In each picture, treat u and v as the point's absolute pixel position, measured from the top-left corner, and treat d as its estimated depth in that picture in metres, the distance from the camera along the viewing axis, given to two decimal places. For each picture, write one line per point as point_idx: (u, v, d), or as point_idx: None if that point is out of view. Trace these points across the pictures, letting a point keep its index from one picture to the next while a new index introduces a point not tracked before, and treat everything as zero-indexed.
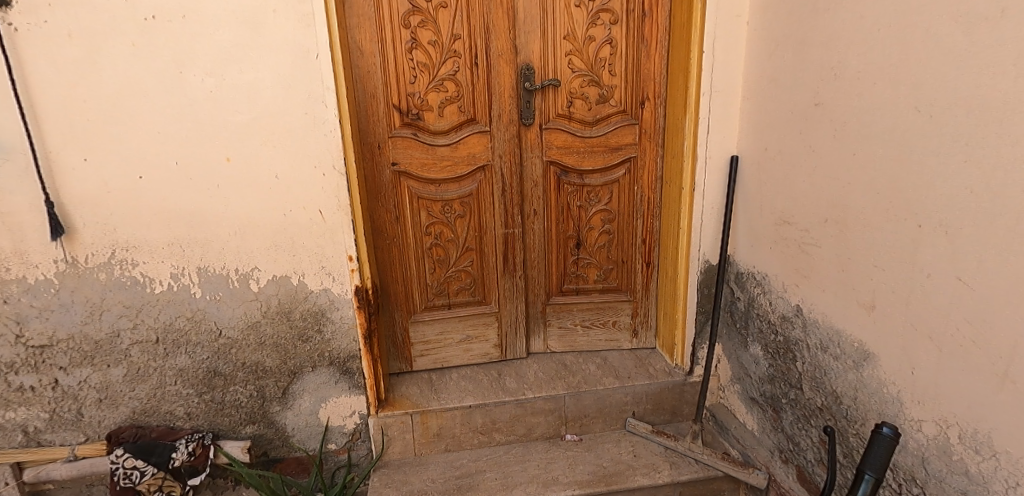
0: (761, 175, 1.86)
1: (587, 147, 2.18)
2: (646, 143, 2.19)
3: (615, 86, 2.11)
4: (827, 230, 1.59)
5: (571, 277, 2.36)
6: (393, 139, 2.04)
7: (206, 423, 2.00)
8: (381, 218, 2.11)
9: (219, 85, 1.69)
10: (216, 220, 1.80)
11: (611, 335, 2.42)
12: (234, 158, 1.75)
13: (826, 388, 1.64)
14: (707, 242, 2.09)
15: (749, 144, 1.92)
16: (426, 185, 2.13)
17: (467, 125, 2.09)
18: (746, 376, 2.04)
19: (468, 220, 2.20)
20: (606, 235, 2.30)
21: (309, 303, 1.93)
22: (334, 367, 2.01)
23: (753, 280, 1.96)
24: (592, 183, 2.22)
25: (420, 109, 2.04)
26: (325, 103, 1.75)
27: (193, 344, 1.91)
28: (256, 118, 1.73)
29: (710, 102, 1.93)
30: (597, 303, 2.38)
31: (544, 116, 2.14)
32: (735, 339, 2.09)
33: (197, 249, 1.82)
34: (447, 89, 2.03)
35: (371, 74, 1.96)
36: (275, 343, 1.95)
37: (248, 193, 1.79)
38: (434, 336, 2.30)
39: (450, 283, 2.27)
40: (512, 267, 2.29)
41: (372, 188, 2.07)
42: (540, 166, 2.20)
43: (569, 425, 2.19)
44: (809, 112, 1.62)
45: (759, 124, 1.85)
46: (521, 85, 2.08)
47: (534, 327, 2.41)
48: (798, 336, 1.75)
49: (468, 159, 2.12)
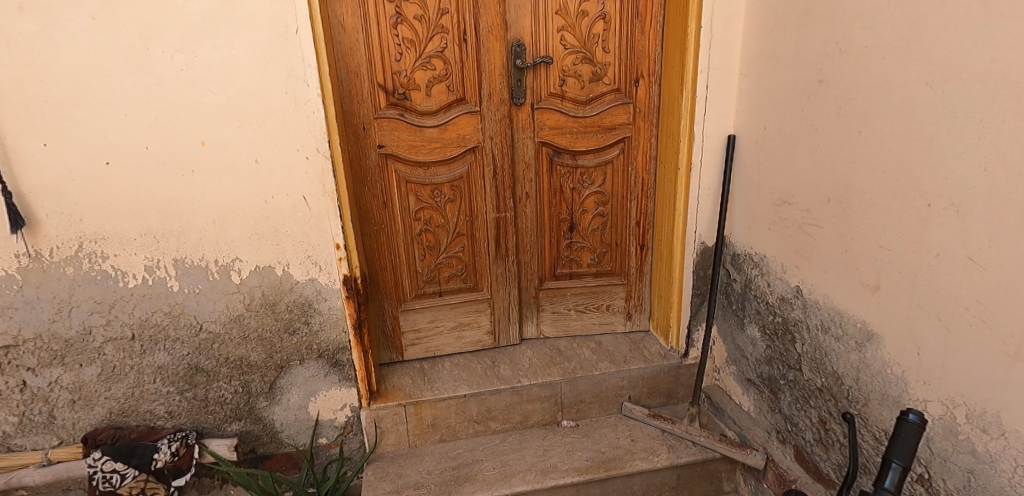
0: (759, 154, 1.82)
1: (580, 127, 2.11)
2: (640, 123, 2.13)
3: (608, 64, 2.05)
4: (830, 211, 1.54)
5: (564, 262, 2.32)
6: (379, 120, 1.95)
7: (190, 421, 1.91)
8: (369, 204, 2.02)
9: (190, 62, 1.57)
10: (193, 209, 1.69)
11: (604, 319, 2.39)
12: (210, 141, 1.64)
13: (827, 369, 1.62)
14: (704, 224, 2.05)
15: (746, 123, 1.87)
16: (414, 168, 2.04)
17: (456, 105, 2.01)
18: (742, 358, 2.03)
19: (459, 204, 2.13)
20: (599, 218, 2.26)
21: (294, 294, 1.84)
22: (324, 359, 1.94)
23: (750, 261, 1.93)
24: (585, 164, 2.17)
25: (407, 89, 1.94)
26: (306, 82, 1.65)
27: (172, 340, 1.81)
28: (232, 98, 1.62)
29: (707, 80, 1.88)
30: (591, 287, 2.35)
31: (536, 96, 2.07)
32: (731, 320, 2.07)
33: (173, 239, 1.71)
34: (435, 67, 1.94)
35: (354, 51, 1.86)
36: (260, 336, 1.86)
37: (227, 180, 1.68)
38: (425, 324, 2.24)
39: (441, 269, 2.20)
40: (505, 252, 2.23)
41: (358, 172, 1.97)
42: (532, 147, 2.13)
43: (566, 411, 2.16)
44: (812, 90, 1.56)
45: (757, 102, 1.80)
46: (512, 63, 2.00)
47: (527, 313, 2.37)
48: (797, 317, 1.72)
49: (458, 141, 2.04)
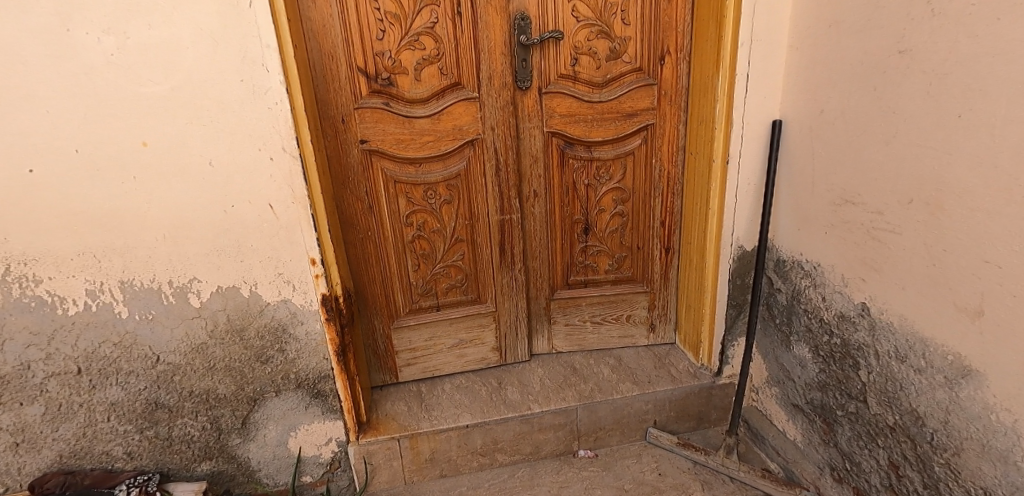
0: (813, 143, 1.51)
1: (596, 113, 1.82)
2: (666, 108, 1.83)
3: (628, 38, 1.74)
4: (912, 215, 1.24)
5: (579, 268, 2.04)
6: (360, 110, 1.66)
7: (153, 462, 1.67)
8: (351, 208, 1.74)
9: (122, 46, 1.28)
10: (137, 222, 1.42)
11: (625, 331, 2.12)
12: (154, 142, 1.36)
13: (903, 406, 1.34)
14: (742, 225, 1.76)
15: (797, 106, 1.56)
16: (403, 166, 1.75)
17: (451, 90, 1.71)
18: (788, 380, 1.74)
19: (456, 206, 1.84)
20: (618, 218, 1.97)
21: (265, 318, 1.57)
22: (303, 390, 1.67)
23: (800, 269, 1.63)
24: (602, 156, 1.87)
25: (392, 72, 1.65)
26: (265, 67, 1.35)
27: (125, 373, 1.56)
28: (177, 88, 1.33)
29: (749, 55, 1.57)
30: (610, 296, 2.07)
31: (544, 78, 1.77)
32: (774, 336, 1.78)
33: (117, 259, 1.44)
34: (424, 46, 1.64)
35: (328, 29, 1.57)
36: (228, 366, 1.60)
37: (178, 187, 1.40)
38: (421, 342, 1.97)
39: (438, 281, 1.93)
40: (510, 259, 1.95)
41: (338, 172, 1.69)
42: (540, 138, 1.84)
43: (583, 440, 1.90)
44: (888, 63, 1.25)
45: (811, 82, 1.49)
46: (515, 39, 1.70)
47: (536, 326, 2.09)
48: (862, 340, 1.43)
49: (453, 133, 1.75)
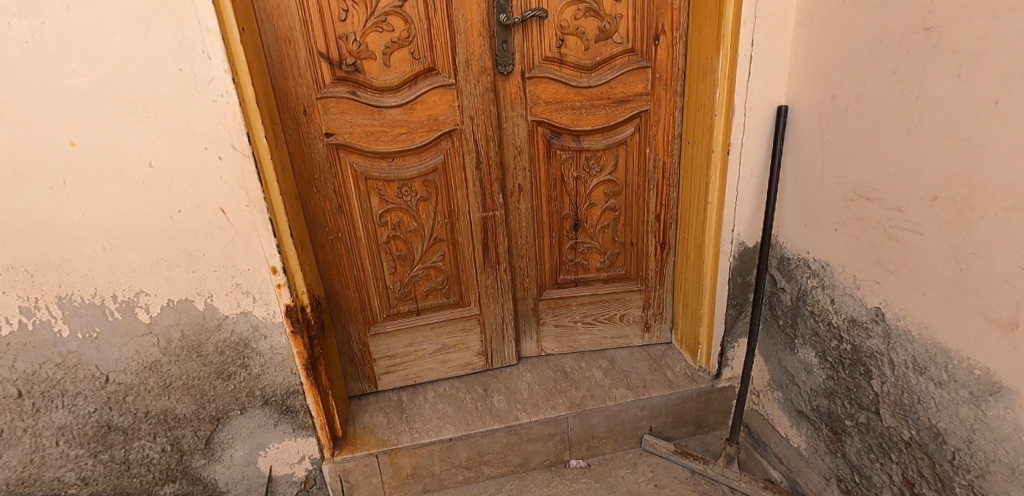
0: (823, 132, 1.38)
1: (585, 100, 1.67)
2: (660, 93, 1.69)
3: (619, 16, 1.59)
4: (936, 213, 1.11)
5: (568, 266, 1.91)
6: (324, 100, 1.50)
7: (110, 487, 1.52)
8: (319, 208, 1.60)
9: (38, 32, 1.12)
10: (72, 231, 1.26)
11: (618, 331, 2.00)
12: (84, 141, 1.20)
13: (920, 421, 1.23)
14: (744, 220, 1.63)
15: (805, 90, 1.42)
16: (375, 160, 1.60)
17: (425, 77, 1.56)
18: (792, 385, 1.63)
19: (434, 203, 1.70)
20: (610, 212, 1.83)
21: (224, 333, 1.42)
22: (271, 407, 1.54)
23: (806, 269, 1.51)
24: (592, 147, 1.73)
25: (358, 58, 1.49)
26: (206, 54, 1.19)
27: (72, 395, 1.40)
28: (106, 80, 1.17)
29: (752, 35, 1.43)
30: (602, 295, 1.94)
31: (527, 62, 1.62)
32: (776, 338, 1.66)
33: (52, 272, 1.28)
34: (393, 28, 1.48)
35: (283, 10, 1.40)
36: (186, 384, 1.45)
37: (116, 192, 1.25)
38: (401, 349, 1.85)
39: (417, 283, 1.79)
40: (494, 258, 1.81)
41: (302, 169, 1.54)
42: (524, 127, 1.69)
43: (574, 449, 1.79)
44: (912, 43, 1.11)
45: (822, 63, 1.35)
46: (494, 19, 1.54)
47: (524, 328, 1.97)
48: (875, 348, 1.31)
49: (429, 124, 1.60)
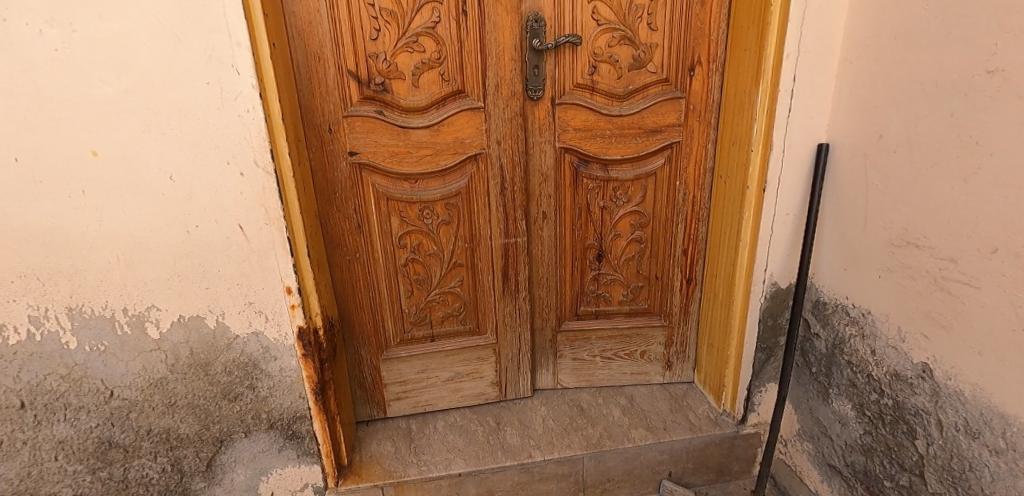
0: (868, 173, 1.33)
1: (616, 128, 1.63)
2: (693, 124, 1.64)
3: (654, 45, 1.56)
4: (996, 267, 1.06)
5: (589, 298, 1.84)
6: (350, 118, 1.47)
7: None
8: (339, 228, 1.56)
9: (68, 40, 1.10)
10: (88, 241, 1.23)
11: (638, 368, 1.92)
12: (106, 150, 1.18)
13: (972, 490, 1.15)
14: (778, 259, 1.56)
15: (849, 129, 1.37)
16: (398, 181, 1.57)
17: (453, 99, 1.53)
18: (823, 438, 1.54)
19: (455, 227, 1.65)
20: (635, 244, 1.77)
21: (233, 352, 1.38)
22: (276, 431, 1.48)
23: (844, 315, 1.44)
24: (620, 177, 1.68)
25: (387, 77, 1.46)
26: (235, 68, 1.17)
27: (75, 408, 1.35)
28: (133, 90, 1.15)
29: (795, 69, 1.39)
30: (623, 330, 1.87)
31: (558, 88, 1.58)
32: (808, 386, 1.58)
33: (64, 282, 1.25)
34: (424, 49, 1.46)
35: (315, 27, 1.39)
36: (191, 403, 1.40)
37: (134, 203, 1.22)
38: (413, 375, 1.78)
39: (433, 308, 1.73)
40: (514, 287, 1.75)
41: (323, 187, 1.51)
42: (551, 154, 1.64)
43: (588, 492, 1.71)
44: (973, 86, 1.08)
45: (870, 103, 1.31)
46: (527, 43, 1.51)
47: (541, 360, 1.90)
48: (920, 406, 1.24)
49: (454, 146, 1.56)
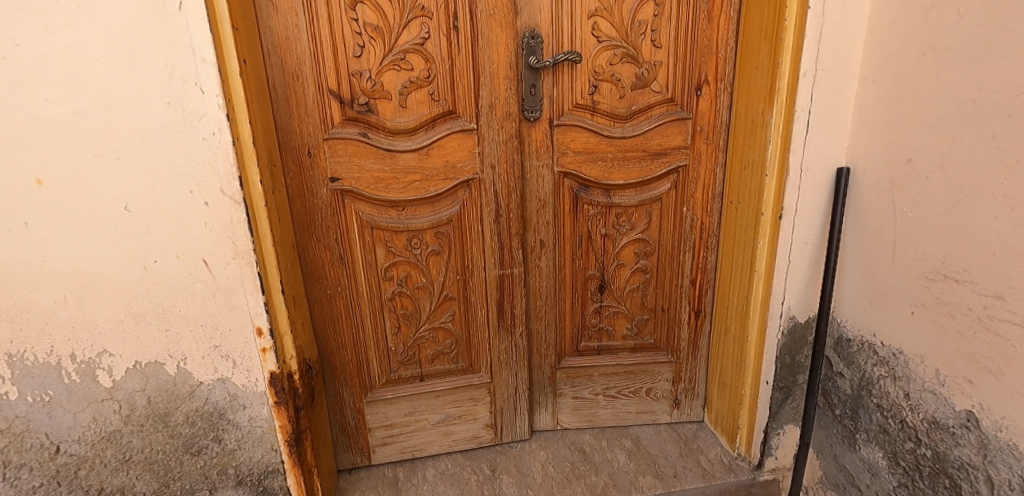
0: (895, 200, 1.22)
1: (619, 151, 1.52)
2: (701, 146, 1.53)
3: (659, 63, 1.46)
4: None
5: (591, 332, 1.71)
6: (331, 141, 1.35)
7: None
8: (319, 259, 1.43)
9: (10, 55, 0.98)
10: (31, 279, 1.09)
11: (644, 406, 1.79)
12: (52, 177, 1.04)
13: None
14: (795, 292, 1.44)
15: (872, 152, 1.27)
16: (383, 209, 1.44)
17: (444, 120, 1.41)
18: (850, 488, 1.41)
19: (446, 258, 1.52)
20: (640, 274, 1.65)
21: (197, 401, 1.23)
22: (245, 487, 1.32)
23: (871, 355, 1.33)
24: (623, 202, 1.57)
25: (372, 97, 1.35)
26: (199, 86, 1.05)
27: (15, 467, 1.19)
28: (84, 111, 1.02)
29: (812, 88, 1.29)
30: (627, 366, 1.74)
31: (556, 108, 1.47)
32: (832, 430, 1.46)
33: (3, 326, 1.11)
34: (412, 67, 1.35)
35: (293, 42, 1.27)
36: (149, 459, 1.25)
37: (84, 236, 1.08)
38: (400, 419, 1.64)
39: (422, 346, 1.59)
40: (510, 321, 1.62)
41: (302, 216, 1.38)
42: (550, 179, 1.53)
43: None
44: (1018, 107, 0.98)
45: (896, 125, 1.21)
46: (523, 61, 1.40)
47: (539, 399, 1.76)
48: (965, 459, 1.13)
49: (445, 171, 1.44)
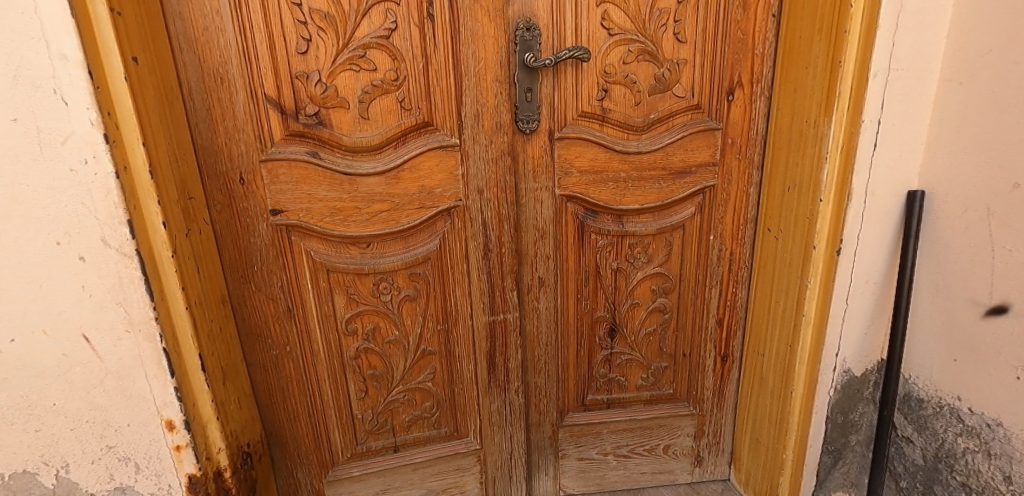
0: (995, 235, 0.98)
1: (634, 170, 1.24)
2: (732, 162, 1.26)
3: (684, 62, 1.18)
4: None
5: (600, 384, 1.43)
6: (270, 163, 1.05)
7: None
8: (261, 313, 1.13)
9: None
10: None
11: (661, 466, 1.51)
12: None
13: None
14: (852, 340, 1.18)
15: (959, 174, 1.02)
16: (342, 247, 1.14)
17: (417, 134, 1.11)
18: None
19: (424, 304, 1.23)
20: (657, 315, 1.37)
21: None
22: None
23: (955, 423, 1.08)
24: (639, 231, 1.29)
25: (323, 106, 1.04)
26: (59, 95, 0.74)
27: None
28: None
29: (882, 92, 1.02)
30: (642, 422, 1.46)
31: (557, 118, 1.18)
32: None
33: None
34: (375, 66, 1.05)
35: (213, 35, 0.97)
36: None
37: None
38: None
39: (395, 410, 1.29)
40: (502, 376, 1.33)
41: (236, 260, 1.08)
42: (551, 204, 1.24)
43: None
44: None
45: (997, 141, 0.96)
46: (516, 58, 1.11)
47: (538, 463, 1.47)
48: None
49: (421, 198, 1.14)
